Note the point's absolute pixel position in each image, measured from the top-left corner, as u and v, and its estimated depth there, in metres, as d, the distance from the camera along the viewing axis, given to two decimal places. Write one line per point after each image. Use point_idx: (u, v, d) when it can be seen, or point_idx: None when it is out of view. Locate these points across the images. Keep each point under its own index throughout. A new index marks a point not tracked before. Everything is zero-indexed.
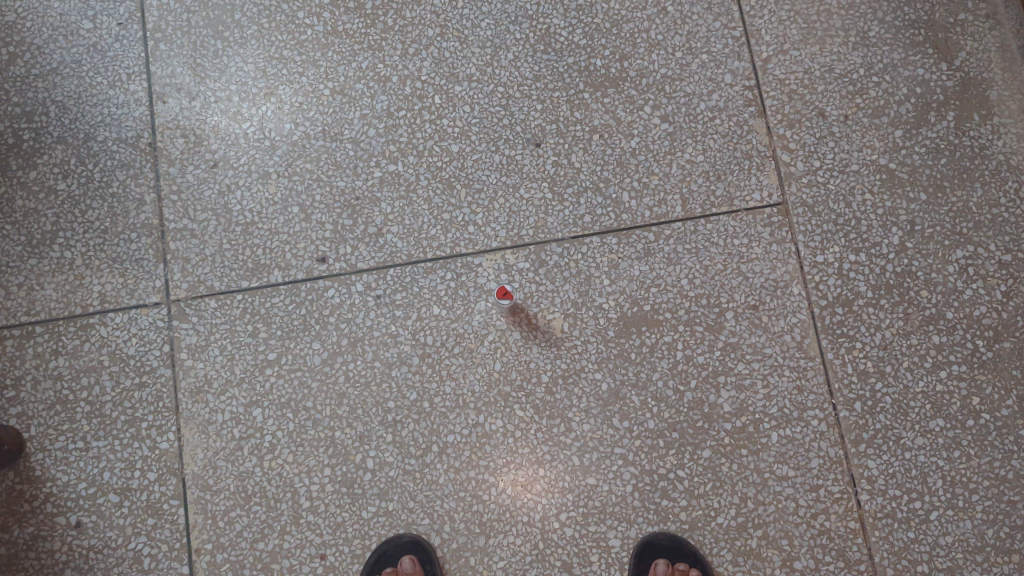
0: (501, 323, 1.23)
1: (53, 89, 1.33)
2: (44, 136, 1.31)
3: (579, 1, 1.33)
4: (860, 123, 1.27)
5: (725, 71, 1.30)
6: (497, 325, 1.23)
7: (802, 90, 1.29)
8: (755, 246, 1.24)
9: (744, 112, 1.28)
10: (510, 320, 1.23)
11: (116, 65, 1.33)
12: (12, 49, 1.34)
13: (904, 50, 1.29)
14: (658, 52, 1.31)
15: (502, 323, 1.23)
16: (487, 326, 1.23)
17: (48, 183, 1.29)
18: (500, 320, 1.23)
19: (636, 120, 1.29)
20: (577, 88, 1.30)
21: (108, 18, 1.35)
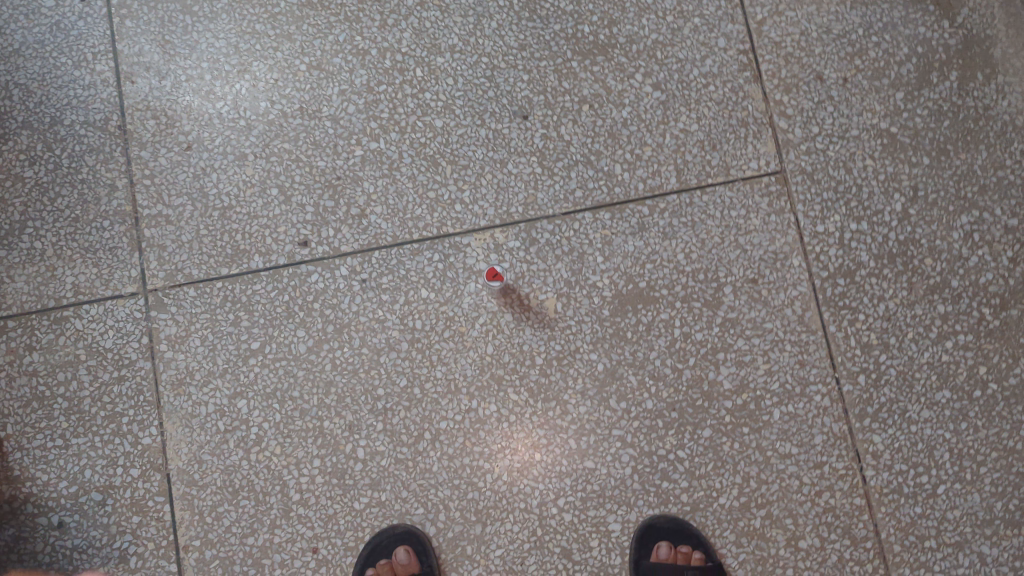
0: (492, 305, 1.19)
1: (15, 71, 1.26)
2: (8, 121, 1.25)
3: None
4: (860, 85, 1.22)
5: (718, 35, 1.24)
6: (488, 307, 1.19)
7: (798, 52, 1.24)
8: (752, 218, 1.19)
9: (739, 78, 1.23)
10: (501, 302, 1.19)
11: (80, 44, 1.27)
12: None
13: (904, 9, 1.24)
14: (648, 17, 1.25)
15: (493, 305, 1.19)
16: (477, 309, 1.19)
17: (14, 170, 1.24)
18: (491, 302, 1.19)
19: (626, 89, 1.24)
20: (565, 56, 1.25)
21: None
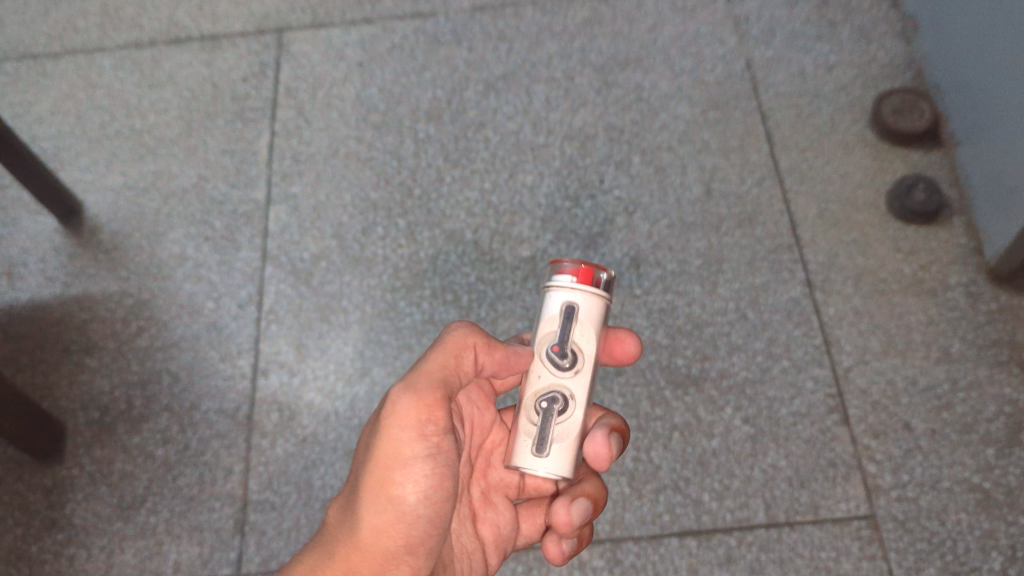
0: (558, 456, 0.91)
1: (170, 361, 1.42)
2: (154, 403, 1.39)
3: (662, 304, 1.39)
4: (949, 438, 1.26)
5: (806, 378, 1.31)
6: (518, 444, 0.92)
7: (885, 400, 1.29)
8: (843, 562, 1.19)
9: (827, 419, 1.28)
10: (551, 412, 0.92)
11: (229, 341, 1.43)
12: (142, 323, 1.46)
13: (988, 369, 1.30)
14: (738, 355, 1.34)
15: (535, 437, 0.91)
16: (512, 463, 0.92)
17: (148, 448, 1.35)
18: (546, 368, 0.93)
19: (716, 420, 1.29)
20: (658, 385, 1.32)
21: (229, 298, 1.47)
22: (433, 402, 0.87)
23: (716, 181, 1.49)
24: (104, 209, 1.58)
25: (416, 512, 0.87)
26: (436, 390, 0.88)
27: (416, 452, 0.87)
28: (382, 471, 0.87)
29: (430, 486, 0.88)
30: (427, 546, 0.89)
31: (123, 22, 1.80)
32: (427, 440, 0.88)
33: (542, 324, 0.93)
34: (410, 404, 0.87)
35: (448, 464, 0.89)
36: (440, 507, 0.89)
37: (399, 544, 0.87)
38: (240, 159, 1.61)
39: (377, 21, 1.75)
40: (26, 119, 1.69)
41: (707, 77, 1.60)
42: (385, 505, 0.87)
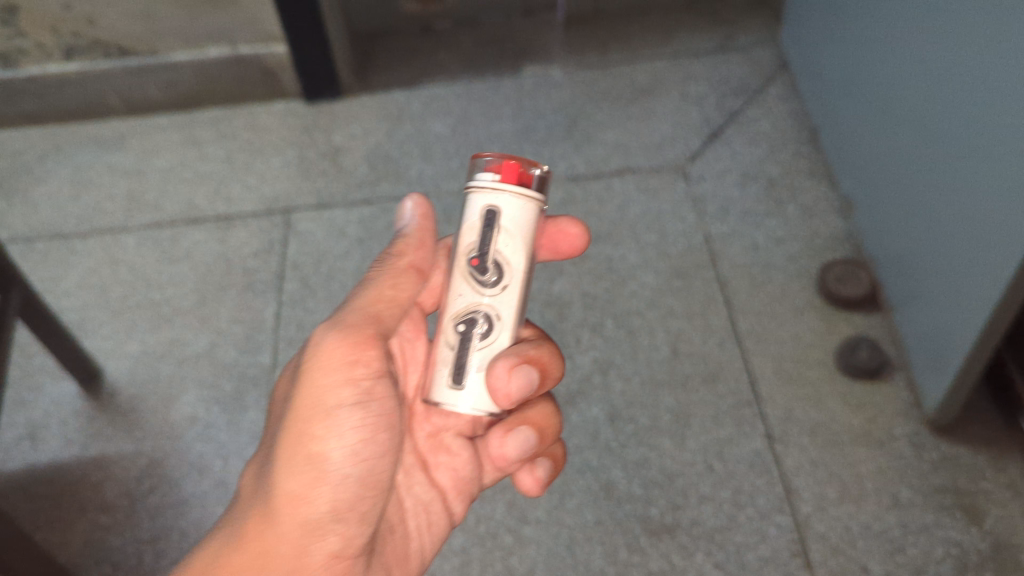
0: (475, 387, 1.01)
1: (180, 517, 1.52)
2: (163, 558, 1.48)
3: (637, 456, 1.52)
4: None
5: (770, 524, 1.43)
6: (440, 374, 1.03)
7: (843, 544, 1.40)
8: None
9: (791, 563, 1.39)
10: (472, 334, 1.02)
11: None
12: (155, 480, 1.57)
13: (935, 514, 1.42)
14: (708, 504, 1.45)
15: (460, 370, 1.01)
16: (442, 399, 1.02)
17: None
18: (467, 288, 1.01)
19: (689, 566, 1.39)
20: (635, 533, 1.43)
21: (236, 456, 1.59)
22: (361, 345, 1.00)
23: (681, 343, 1.65)
24: (122, 374, 1.72)
25: (342, 470, 0.99)
26: (365, 329, 1.01)
27: (339, 403, 0.99)
28: (303, 424, 0.98)
29: (356, 438, 1.00)
30: (356, 507, 1.01)
31: (147, 205, 2.00)
32: (352, 390, 1.00)
33: (461, 230, 1.01)
34: (336, 339, 0.99)
35: (375, 414, 1.02)
36: (367, 461, 1.02)
37: (325, 496, 0.98)
38: (249, 327, 1.77)
39: (375, 203, 1.95)
40: (54, 291, 1.85)
41: (671, 249, 1.80)
42: (306, 461, 0.98)
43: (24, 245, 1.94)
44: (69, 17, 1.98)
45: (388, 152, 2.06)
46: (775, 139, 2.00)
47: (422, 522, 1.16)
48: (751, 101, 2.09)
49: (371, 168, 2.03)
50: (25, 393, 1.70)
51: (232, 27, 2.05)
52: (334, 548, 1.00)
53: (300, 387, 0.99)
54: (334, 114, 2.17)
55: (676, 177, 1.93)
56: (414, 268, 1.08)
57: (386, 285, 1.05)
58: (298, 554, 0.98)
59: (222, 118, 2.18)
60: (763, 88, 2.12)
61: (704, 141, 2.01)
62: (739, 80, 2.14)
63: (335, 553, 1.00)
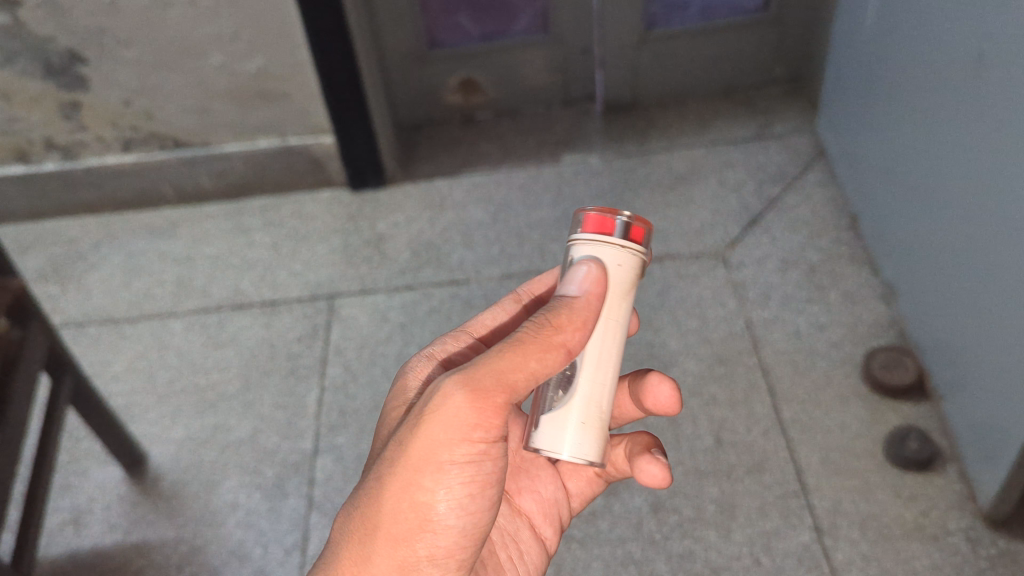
0: (584, 439, 0.98)
1: None
2: None
3: (681, 548, 1.48)
4: None
5: None
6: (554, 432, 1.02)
7: None
8: None
9: None
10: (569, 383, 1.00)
11: None
12: (194, 567, 1.57)
13: None
14: None
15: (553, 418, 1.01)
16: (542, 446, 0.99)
17: None
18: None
19: None
20: None
21: (276, 544, 1.58)
22: (490, 408, 0.92)
23: (725, 431, 1.63)
24: (166, 459, 1.73)
25: (446, 520, 0.95)
26: (498, 394, 0.92)
27: (453, 460, 0.93)
28: (413, 475, 0.92)
29: (463, 493, 0.95)
30: (453, 553, 0.98)
31: (195, 291, 2.05)
32: (470, 447, 0.93)
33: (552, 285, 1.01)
34: (466, 398, 0.90)
35: (485, 471, 0.96)
36: (472, 514, 0.97)
37: (424, 545, 0.95)
38: (291, 413, 1.78)
39: (417, 288, 1.98)
40: (103, 376, 1.89)
41: (712, 336, 1.79)
42: (410, 512, 0.93)
43: (76, 330, 2.00)
44: (128, 111, 2.08)
45: (430, 239, 2.10)
46: (814, 225, 2.01)
47: (512, 552, 1.14)
48: (789, 188, 2.10)
49: (413, 255, 2.06)
50: (71, 477, 1.72)
51: (282, 120, 2.12)
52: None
53: (415, 434, 0.92)
54: (378, 202, 2.22)
55: (716, 263, 1.94)
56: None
57: (532, 356, 0.93)
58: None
59: (270, 206, 2.25)
60: (801, 174, 2.14)
61: (743, 227, 2.02)
62: (777, 168, 2.16)
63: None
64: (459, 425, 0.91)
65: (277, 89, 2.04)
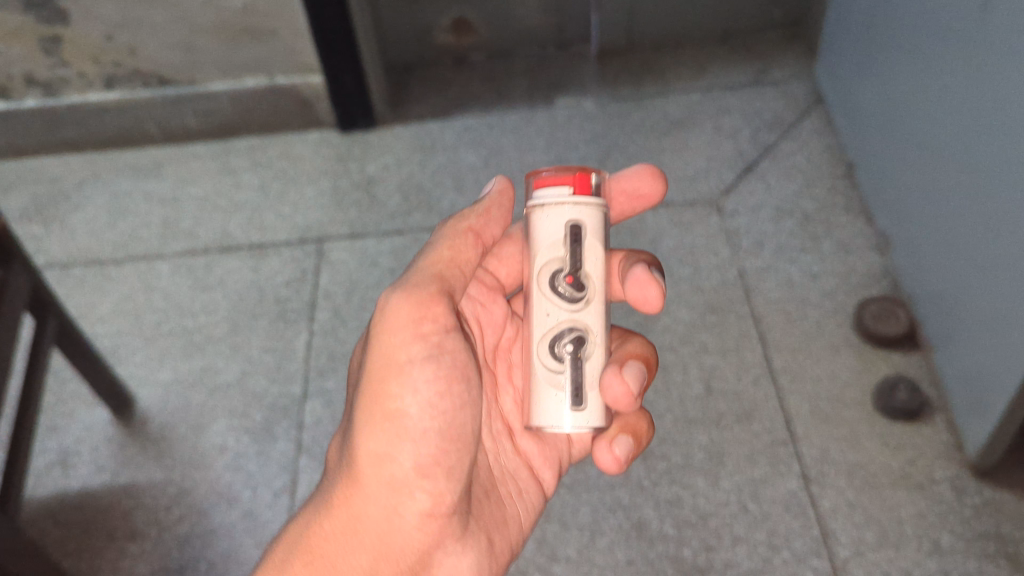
0: (593, 405, 0.99)
1: (207, 547, 1.52)
2: None
3: (670, 495, 1.49)
4: None
5: (806, 567, 1.40)
6: (547, 399, 0.98)
7: None
8: None
9: None
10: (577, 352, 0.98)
11: (264, 528, 1.53)
12: (184, 509, 1.57)
13: (977, 561, 1.38)
14: (742, 545, 1.43)
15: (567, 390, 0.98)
16: (547, 421, 0.98)
17: None
18: (555, 306, 0.98)
19: None
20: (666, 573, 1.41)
21: (265, 487, 1.58)
22: (426, 299, 0.97)
23: (715, 380, 1.63)
24: (154, 402, 1.72)
25: (421, 423, 0.95)
26: (430, 284, 0.99)
27: (410, 357, 0.96)
28: (377, 383, 0.95)
29: (431, 391, 0.96)
30: (441, 462, 0.96)
31: (182, 233, 2.02)
32: (423, 343, 0.96)
33: (543, 252, 0.97)
34: (404, 298, 0.97)
35: (448, 366, 0.98)
36: (447, 413, 0.97)
37: (407, 454, 0.95)
38: (280, 357, 1.77)
39: (408, 233, 1.96)
40: (89, 318, 1.87)
41: (704, 284, 1.78)
42: (384, 420, 0.94)
43: (60, 271, 1.97)
44: (110, 47, 2.02)
45: (421, 183, 2.06)
46: (810, 173, 1.98)
47: (512, 489, 1.12)
48: (786, 135, 2.07)
49: (404, 198, 2.03)
50: (57, 419, 1.71)
51: (268, 60, 2.07)
52: (424, 509, 0.95)
53: (372, 348, 0.97)
54: (367, 144, 2.18)
55: (710, 211, 1.92)
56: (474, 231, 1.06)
57: (444, 245, 1.03)
58: (388, 518, 0.95)
59: (257, 147, 2.21)
60: (798, 122, 2.10)
61: (738, 175, 1.99)
62: (774, 114, 2.13)
63: (426, 515, 0.96)
64: (405, 326, 0.97)
65: (263, 27, 1.99)
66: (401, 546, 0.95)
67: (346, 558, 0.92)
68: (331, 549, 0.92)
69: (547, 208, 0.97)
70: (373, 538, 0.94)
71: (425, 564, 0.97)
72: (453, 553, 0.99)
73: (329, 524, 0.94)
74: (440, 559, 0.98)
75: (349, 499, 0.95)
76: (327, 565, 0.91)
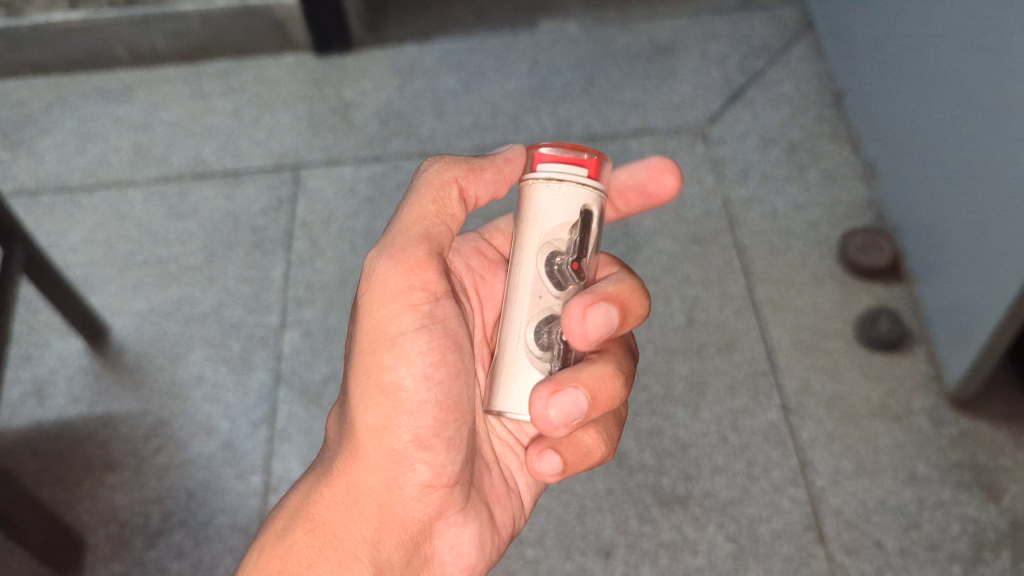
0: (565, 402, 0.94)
1: (186, 478, 1.51)
2: (170, 519, 1.47)
3: (651, 426, 1.49)
4: (918, 558, 1.35)
5: (784, 497, 1.41)
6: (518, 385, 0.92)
7: (858, 521, 1.38)
8: None
9: (804, 537, 1.37)
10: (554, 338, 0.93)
11: (244, 459, 1.52)
12: (162, 440, 1.56)
13: (952, 489, 1.40)
14: (721, 475, 1.43)
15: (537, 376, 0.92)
16: (511, 408, 0.92)
17: (163, 563, 1.43)
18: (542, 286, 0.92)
19: (700, 538, 1.38)
20: (645, 502, 1.42)
21: (244, 418, 1.57)
22: (414, 265, 0.90)
23: (697, 311, 1.62)
24: (129, 333, 1.70)
25: (418, 397, 0.91)
26: (417, 247, 0.91)
27: (402, 329, 0.91)
28: (369, 356, 0.91)
29: (426, 363, 0.91)
30: (440, 433, 0.92)
31: (154, 159, 1.96)
32: (415, 313, 0.91)
33: (546, 229, 0.91)
34: (388, 266, 0.90)
35: (441, 335, 0.92)
36: (443, 384, 0.92)
37: (404, 426, 0.91)
38: (257, 287, 1.74)
39: (386, 160, 1.91)
40: (60, 247, 1.82)
41: (688, 215, 1.75)
42: (378, 394, 0.91)
43: (28, 198, 1.91)
44: None
45: (399, 108, 2.01)
46: (798, 101, 1.94)
47: (513, 463, 1.07)
48: (773, 62, 2.02)
49: (382, 125, 1.98)
50: (30, 349, 1.68)
51: None
52: (424, 481, 0.92)
53: (360, 321, 0.92)
54: (344, 67, 2.11)
55: (695, 139, 1.88)
56: (460, 184, 0.94)
57: (427, 199, 0.92)
58: (388, 488, 0.93)
59: (230, 70, 2.13)
60: (786, 48, 2.05)
61: (725, 103, 1.95)
62: (762, 40, 2.07)
63: (426, 486, 0.93)
64: (393, 295, 0.90)
65: None
66: (402, 516, 0.93)
67: (348, 528, 0.91)
68: (333, 517, 0.92)
69: (554, 184, 0.90)
70: (374, 508, 0.93)
71: (426, 534, 0.95)
72: (456, 524, 0.96)
73: (333, 499, 0.93)
74: (441, 529, 0.96)
75: (351, 472, 0.93)
76: (329, 534, 0.91)
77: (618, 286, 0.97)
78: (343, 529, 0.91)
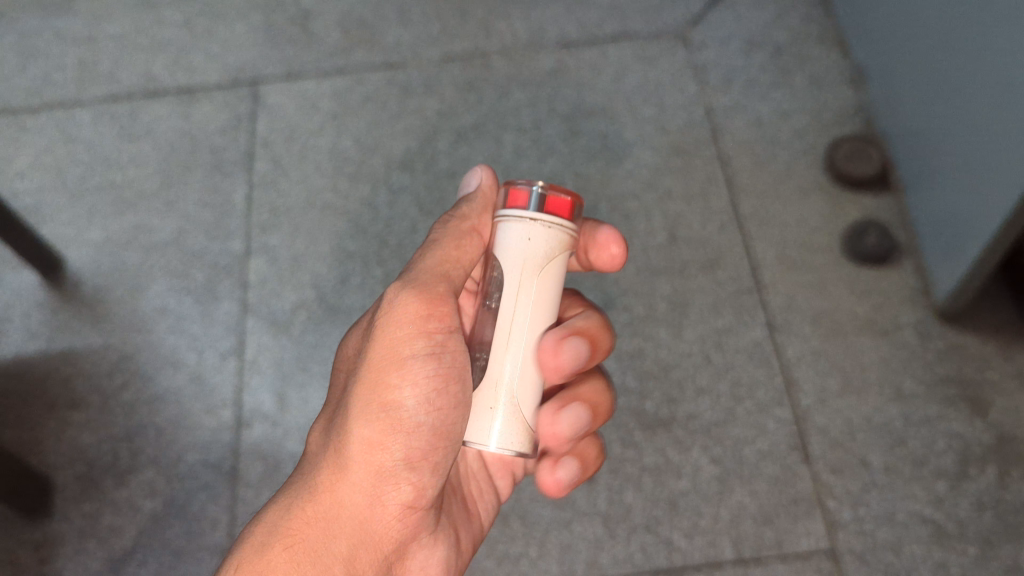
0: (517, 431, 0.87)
1: (154, 415, 1.46)
2: (139, 457, 1.43)
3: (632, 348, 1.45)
4: (904, 474, 1.33)
5: (769, 418, 1.38)
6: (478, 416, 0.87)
7: (844, 440, 1.37)
8: None
9: (790, 457, 1.35)
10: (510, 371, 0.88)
11: (213, 393, 1.47)
12: (127, 376, 1.50)
13: (939, 405, 1.38)
14: (705, 397, 1.40)
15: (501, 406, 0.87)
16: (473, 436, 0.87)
17: (135, 501, 1.39)
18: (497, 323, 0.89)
19: (685, 461, 1.35)
20: (629, 427, 1.39)
21: (211, 350, 1.51)
22: (434, 298, 0.90)
23: (679, 227, 1.55)
24: (85, 264, 1.62)
25: (417, 418, 0.88)
26: (436, 284, 0.91)
27: (413, 352, 0.88)
28: (377, 374, 0.88)
29: (430, 388, 0.89)
30: (431, 457, 0.90)
31: (100, 76, 1.84)
32: (427, 338, 0.89)
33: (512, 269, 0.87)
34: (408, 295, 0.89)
35: (448, 364, 0.90)
36: (443, 411, 0.90)
37: (399, 445, 0.88)
38: (218, 211, 1.65)
39: (349, 72, 1.80)
40: (7, 174, 1.72)
41: (669, 125, 1.67)
42: (380, 410, 0.88)
43: None
44: None
45: (361, 16, 1.88)
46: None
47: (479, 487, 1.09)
48: None
49: (344, 33, 1.85)
50: None
51: None
52: (407, 502, 0.90)
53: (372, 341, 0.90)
54: None
55: (675, 43, 1.78)
56: (478, 230, 0.96)
57: (449, 244, 0.93)
58: (368, 509, 0.89)
59: None
60: None
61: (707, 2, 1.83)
62: None
63: (408, 508, 0.90)
64: (402, 320, 0.89)
65: None
66: (380, 535, 0.89)
67: (325, 543, 0.86)
68: (313, 534, 0.86)
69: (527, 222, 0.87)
70: (353, 525, 0.88)
71: (401, 556, 0.92)
72: (428, 548, 0.95)
73: (312, 510, 0.87)
74: (414, 551, 0.94)
75: (333, 485, 0.88)
76: (308, 548, 0.85)
77: (586, 321, 0.99)
78: (321, 545, 0.86)
